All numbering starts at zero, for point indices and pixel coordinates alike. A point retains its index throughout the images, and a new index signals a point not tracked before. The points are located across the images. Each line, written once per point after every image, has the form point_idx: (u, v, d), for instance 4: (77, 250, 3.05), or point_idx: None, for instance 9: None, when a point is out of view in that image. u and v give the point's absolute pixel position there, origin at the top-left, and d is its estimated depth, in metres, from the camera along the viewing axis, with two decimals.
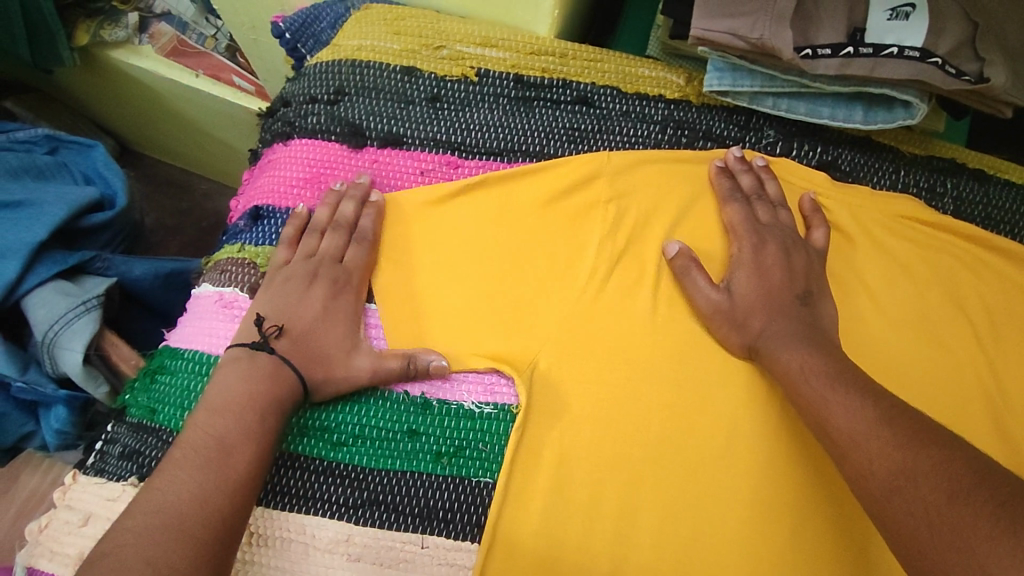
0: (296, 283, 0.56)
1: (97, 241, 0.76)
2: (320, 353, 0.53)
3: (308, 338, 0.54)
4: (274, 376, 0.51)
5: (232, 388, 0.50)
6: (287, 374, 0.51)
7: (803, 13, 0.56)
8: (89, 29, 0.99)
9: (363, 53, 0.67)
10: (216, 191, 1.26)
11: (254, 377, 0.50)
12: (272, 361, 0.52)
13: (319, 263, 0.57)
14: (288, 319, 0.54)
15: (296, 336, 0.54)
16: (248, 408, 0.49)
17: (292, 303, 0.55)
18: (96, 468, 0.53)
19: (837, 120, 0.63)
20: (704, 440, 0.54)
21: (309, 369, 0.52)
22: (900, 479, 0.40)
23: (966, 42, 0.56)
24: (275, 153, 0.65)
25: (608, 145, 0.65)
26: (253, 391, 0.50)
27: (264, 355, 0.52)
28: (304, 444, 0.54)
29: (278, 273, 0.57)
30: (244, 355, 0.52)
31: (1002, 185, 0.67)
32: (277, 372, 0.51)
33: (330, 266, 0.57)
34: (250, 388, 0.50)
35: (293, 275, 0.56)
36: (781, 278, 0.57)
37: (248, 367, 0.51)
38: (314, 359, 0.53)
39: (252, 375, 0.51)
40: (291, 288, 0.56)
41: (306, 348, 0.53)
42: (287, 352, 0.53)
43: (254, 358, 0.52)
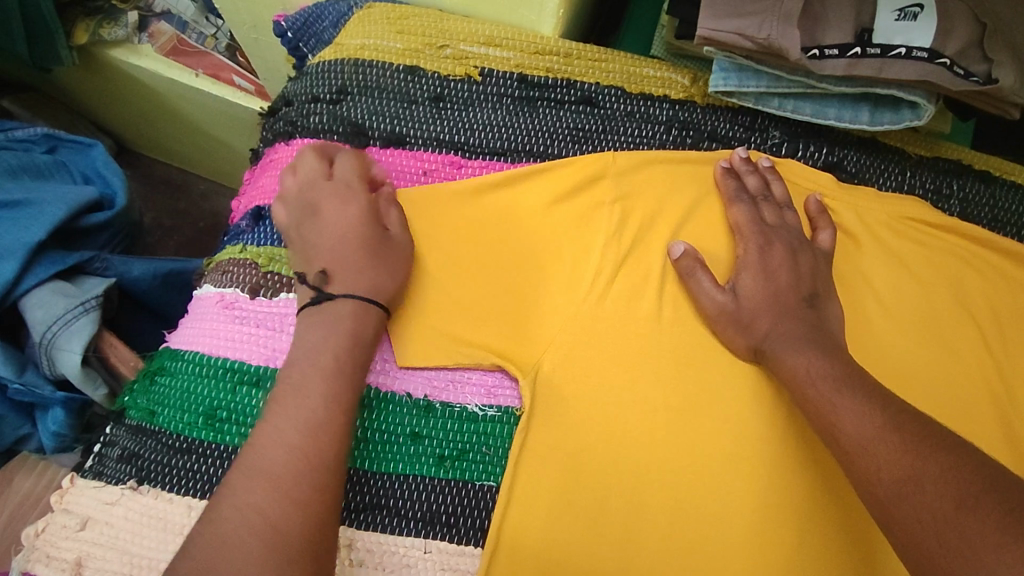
0: (303, 223, 0.55)
1: (96, 241, 0.75)
2: (358, 265, 0.53)
3: (345, 259, 0.53)
4: (335, 317, 0.50)
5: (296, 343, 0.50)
6: (351, 303, 0.51)
7: (810, 14, 0.56)
8: (88, 28, 0.98)
9: (366, 51, 0.66)
10: (214, 191, 1.25)
11: (310, 330, 0.50)
12: (332, 306, 0.51)
13: (313, 187, 0.56)
14: (326, 255, 0.53)
15: (336, 264, 0.53)
16: (322, 350, 0.49)
17: (320, 236, 0.54)
18: (95, 471, 0.52)
19: (843, 121, 0.63)
20: (710, 443, 0.53)
21: (370, 286, 0.52)
22: (908, 485, 0.40)
23: (974, 42, 0.56)
24: (277, 153, 0.64)
25: (613, 146, 0.64)
26: (317, 342, 0.49)
27: (326, 301, 0.51)
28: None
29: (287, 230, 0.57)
30: (309, 314, 0.51)
31: (1008, 187, 0.67)
32: (340, 309, 0.51)
33: (319, 185, 0.56)
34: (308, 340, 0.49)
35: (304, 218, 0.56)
36: (788, 280, 0.56)
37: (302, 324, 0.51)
38: (361, 277, 0.52)
39: (315, 325, 0.50)
40: (306, 230, 0.55)
41: (352, 267, 0.52)
42: (343, 286, 0.52)
43: (314, 311, 0.51)
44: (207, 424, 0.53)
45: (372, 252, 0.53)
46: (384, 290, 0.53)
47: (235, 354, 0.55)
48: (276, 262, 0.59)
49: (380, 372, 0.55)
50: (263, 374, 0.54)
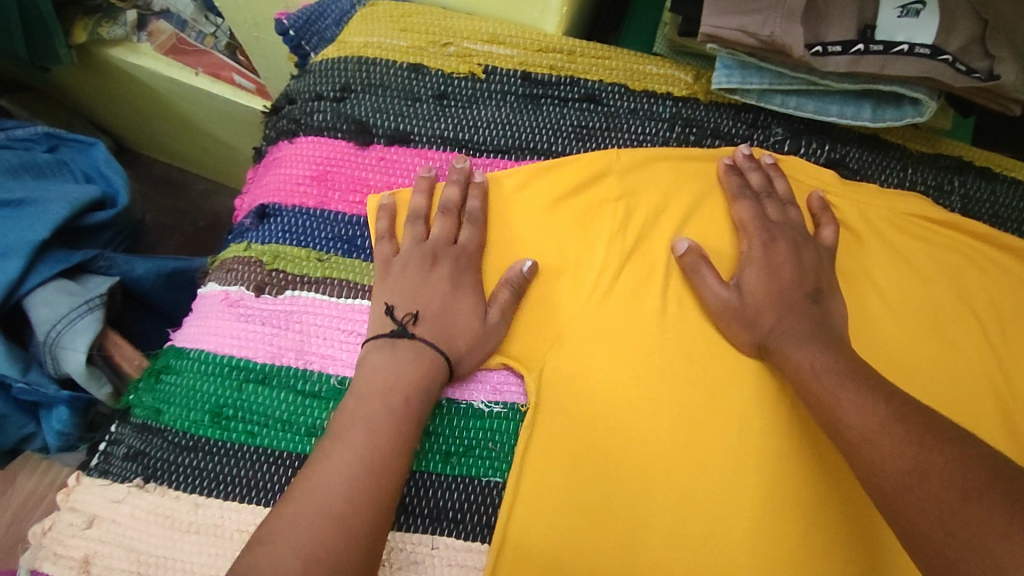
0: (416, 269, 0.56)
1: (99, 240, 0.75)
2: (449, 322, 0.54)
3: (439, 311, 0.54)
4: (417, 362, 0.51)
5: (380, 377, 0.50)
6: (431, 357, 0.52)
7: (813, 10, 0.56)
8: (87, 27, 0.98)
9: (370, 49, 0.66)
10: (214, 190, 1.25)
11: (402, 365, 0.51)
12: (414, 346, 0.52)
13: (433, 246, 0.57)
14: (415, 300, 0.54)
15: (428, 314, 0.54)
16: (396, 393, 0.49)
17: (422, 290, 0.55)
18: (101, 469, 0.52)
19: (845, 118, 0.63)
20: (716, 438, 0.53)
21: (448, 341, 0.53)
22: (913, 476, 0.40)
23: (975, 39, 0.56)
24: (281, 151, 0.64)
25: (617, 143, 0.64)
26: (400, 382, 0.50)
27: (409, 342, 0.52)
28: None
29: (391, 265, 0.57)
30: (390, 347, 0.52)
31: (1009, 183, 0.67)
32: (420, 356, 0.52)
33: (446, 248, 0.57)
34: (398, 376, 0.50)
35: (405, 265, 0.56)
36: (792, 276, 0.56)
37: (393, 356, 0.51)
38: (448, 332, 0.53)
39: (401, 365, 0.51)
40: (412, 276, 0.56)
41: (441, 319, 0.54)
42: (427, 333, 0.53)
43: (398, 346, 0.52)
44: (213, 421, 0.53)
45: (467, 322, 0.54)
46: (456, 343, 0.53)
47: (241, 352, 0.55)
48: (281, 260, 0.58)
49: None
50: (269, 370, 0.54)
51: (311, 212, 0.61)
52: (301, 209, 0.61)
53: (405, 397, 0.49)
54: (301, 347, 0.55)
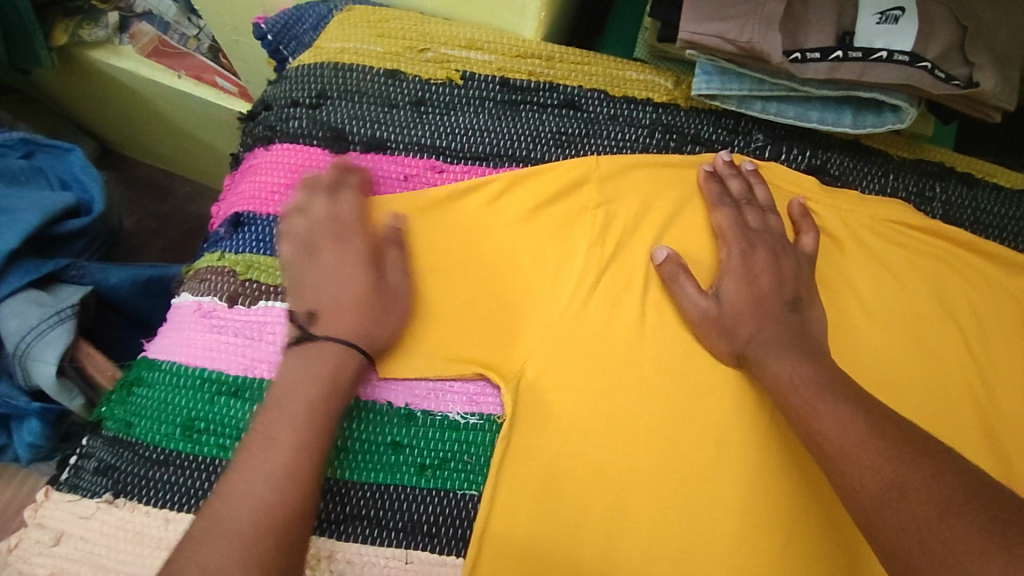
0: (321, 268, 0.54)
1: (74, 248, 0.74)
2: (356, 313, 0.52)
3: (336, 302, 0.52)
4: (316, 357, 0.50)
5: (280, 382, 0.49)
6: (333, 350, 0.50)
7: (792, 16, 0.56)
8: (68, 29, 0.97)
9: (346, 55, 0.66)
10: (199, 193, 1.24)
11: (301, 367, 0.50)
12: (317, 348, 0.50)
13: (342, 230, 0.55)
14: (318, 297, 0.53)
15: (326, 307, 0.52)
16: (297, 397, 0.48)
17: (327, 280, 0.53)
18: (70, 484, 0.52)
19: (825, 124, 0.62)
20: (693, 450, 0.53)
21: (354, 332, 0.52)
22: (890, 492, 0.40)
23: (954, 46, 0.56)
24: (256, 158, 0.63)
25: (596, 150, 0.64)
26: (303, 382, 0.49)
27: (310, 343, 0.51)
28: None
29: (292, 273, 0.54)
30: (296, 354, 0.51)
31: (990, 189, 0.67)
32: (324, 350, 0.50)
33: (349, 232, 0.55)
34: (298, 377, 0.49)
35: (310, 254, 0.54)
36: (770, 285, 0.56)
37: (290, 360, 0.51)
38: (350, 322, 0.52)
39: (302, 365, 0.50)
40: (313, 269, 0.54)
41: (344, 311, 0.52)
42: (329, 327, 0.51)
43: (300, 350, 0.51)
44: (184, 435, 0.52)
45: (372, 302, 0.53)
46: (368, 337, 0.52)
47: (213, 364, 0.54)
48: (255, 270, 0.58)
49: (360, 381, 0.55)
50: (242, 383, 0.53)
51: None
52: (275, 218, 0.60)
53: (310, 397, 0.48)
54: (273, 359, 0.54)
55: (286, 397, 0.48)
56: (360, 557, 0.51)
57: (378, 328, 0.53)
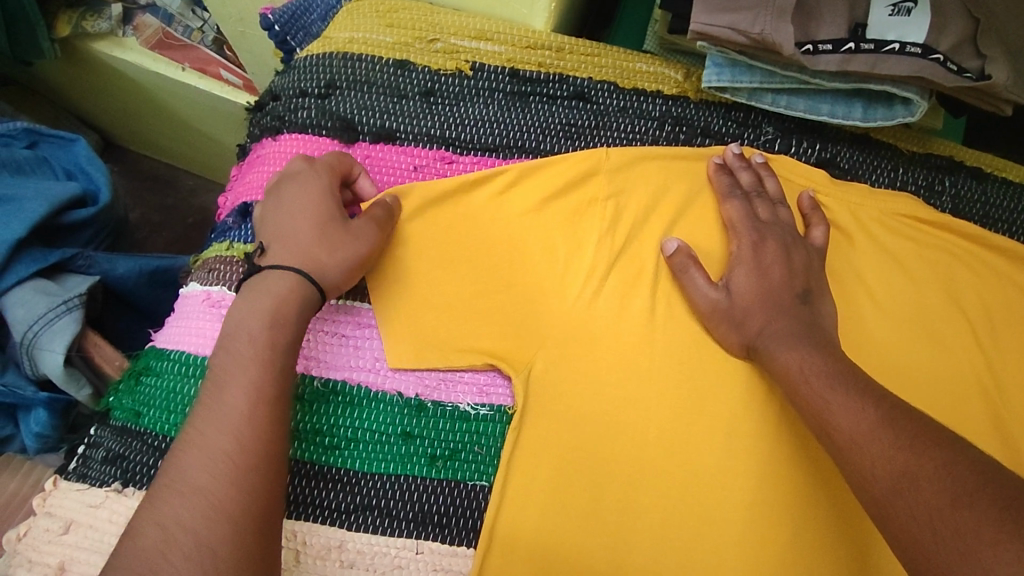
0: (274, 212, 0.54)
1: (81, 239, 0.74)
2: (302, 244, 0.52)
3: (284, 239, 0.52)
4: (258, 290, 0.50)
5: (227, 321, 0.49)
6: (275, 281, 0.50)
7: (804, 8, 0.55)
8: (71, 20, 0.97)
9: (355, 45, 0.65)
10: (203, 187, 1.23)
11: (247, 301, 0.49)
12: (262, 280, 0.50)
13: (306, 175, 0.55)
14: (270, 233, 0.53)
15: (277, 242, 0.52)
16: (239, 336, 0.48)
17: (282, 217, 0.53)
18: (78, 473, 0.51)
19: (836, 117, 0.62)
20: (702, 440, 0.53)
21: (300, 260, 0.51)
22: (903, 481, 0.39)
23: (967, 38, 0.56)
24: (264, 149, 0.63)
25: (606, 141, 0.64)
26: (246, 320, 0.48)
27: (257, 276, 0.51)
28: (300, 448, 0.53)
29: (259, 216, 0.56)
30: (246, 289, 0.51)
31: (1000, 183, 0.67)
32: (267, 282, 0.50)
33: (303, 176, 0.55)
34: (242, 314, 0.49)
35: (272, 198, 0.55)
36: (781, 277, 0.56)
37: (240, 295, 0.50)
38: (296, 250, 0.51)
39: (248, 299, 0.49)
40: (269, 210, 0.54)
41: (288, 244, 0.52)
42: (275, 261, 0.51)
43: (246, 286, 0.51)
44: None
45: (322, 231, 0.52)
46: (319, 267, 0.51)
47: None
48: None
49: (368, 371, 0.55)
50: None
51: None
52: None
53: (251, 330, 0.48)
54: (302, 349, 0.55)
55: (229, 335, 0.48)
56: (368, 548, 0.51)
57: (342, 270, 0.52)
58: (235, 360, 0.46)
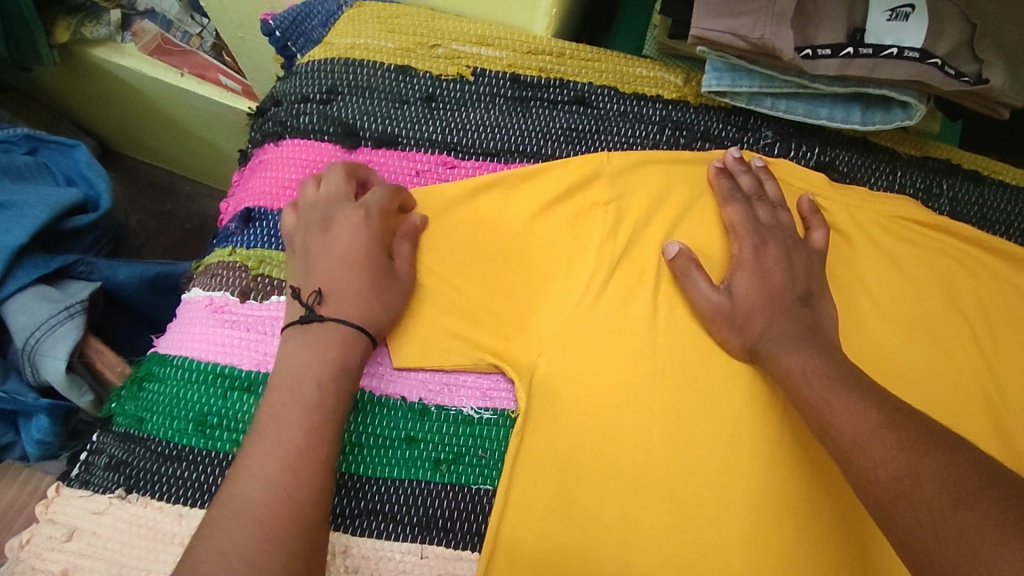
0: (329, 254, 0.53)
1: (82, 245, 0.74)
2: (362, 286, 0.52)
3: (342, 281, 0.51)
4: (327, 341, 0.49)
5: (291, 362, 0.49)
6: (339, 331, 0.50)
7: (803, 13, 0.56)
8: (69, 26, 0.96)
9: (357, 51, 0.65)
10: (201, 192, 1.23)
11: (315, 347, 0.49)
12: (324, 331, 0.50)
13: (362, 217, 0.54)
14: (324, 276, 0.52)
15: (332, 287, 0.51)
16: (307, 379, 0.47)
17: (333, 261, 0.52)
18: (81, 480, 0.51)
19: (835, 121, 0.63)
20: (705, 443, 0.53)
21: (357, 309, 0.51)
22: (905, 483, 0.39)
23: (964, 43, 0.57)
24: (267, 154, 0.63)
25: (606, 146, 0.64)
26: (313, 363, 0.48)
27: (318, 324, 0.50)
28: (348, 461, 0.53)
29: (306, 249, 0.54)
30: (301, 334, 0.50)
31: (996, 186, 0.67)
32: (330, 332, 0.50)
33: (353, 214, 0.54)
34: (310, 359, 0.48)
35: (321, 235, 0.53)
36: (782, 279, 0.56)
37: (302, 337, 0.50)
38: (353, 300, 0.51)
39: (313, 347, 0.49)
40: (318, 244, 0.53)
41: (345, 288, 0.51)
42: (334, 309, 0.51)
43: (307, 331, 0.50)
44: (197, 430, 0.52)
45: (374, 280, 0.52)
46: (373, 317, 0.52)
47: (227, 359, 0.54)
48: (266, 265, 0.58)
49: (373, 376, 0.55)
50: (253, 378, 0.53)
51: None
52: None
53: (320, 378, 0.48)
54: None
55: (295, 381, 0.47)
56: (370, 554, 0.50)
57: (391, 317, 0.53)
58: (296, 401, 0.46)
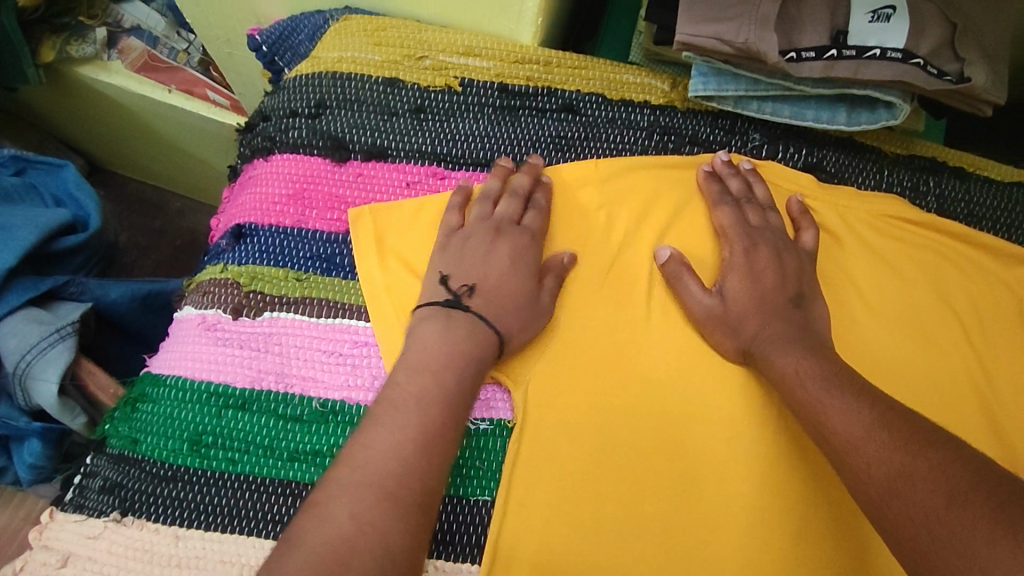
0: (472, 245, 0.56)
1: (71, 265, 0.73)
2: (506, 277, 0.55)
3: (496, 285, 0.54)
4: (472, 334, 0.51)
5: (433, 345, 0.50)
6: (485, 331, 0.52)
7: (785, 17, 0.57)
8: (55, 45, 0.96)
9: (344, 64, 0.65)
10: (192, 208, 1.23)
11: (456, 335, 0.51)
12: (467, 321, 0.52)
13: (526, 242, 0.57)
14: (477, 274, 0.54)
15: (486, 288, 0.54)
16: (449, 368, 0.49)
17: (493, 263, 0.55)
18: (76, 504, 0.51)
19: (821, 122, 0.63)
20: (701, 446, 0.53)
21: (495, 312, 0.53)
22: (898, 482, 0.40)
23: (945, 42, 0.57)
24: (256, 170, 0.63)
25: (595, 153, 0.64)
26: (454, 351, 0.50)
27: (464, 314, 0.52)
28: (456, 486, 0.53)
29: (451, 241, 0.57)
30: (440, 319, 0.52)
31: (982, 182, 0.68)
32: (476, 328, 0.51)
33: (510, 227, 0.57)
34: (454, 347, 0.50)
35: (478, 245, 0.56)
36: (774, 281, 0.56)
37: (447, 324, 0.51)
38: (505, 305, 0.53)
39: (454, 336, 0.51)
40: (479, 252, 0.55)
41: (500, 292, 0.54)
42: (479, 305, 0.53)
43: (452, 317, 0.52)
44: (192, 450, 0.52)
45: (529, 302, 0.54)
46: (500, 315, 0.53)
47: (219, 377, 0.54)
48: (258, 281, 0.57)
49: (366, 390, 0.53)
50: (247, 396, 0.53)
51: (286, 230, 0.59)
52: (276, 228, 0.59)
53: (460, 371, 0.49)
54: (280, 370, 0.54)
55: (438, 366, 0.49)
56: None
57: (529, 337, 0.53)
58: (439, 391, 0.47)
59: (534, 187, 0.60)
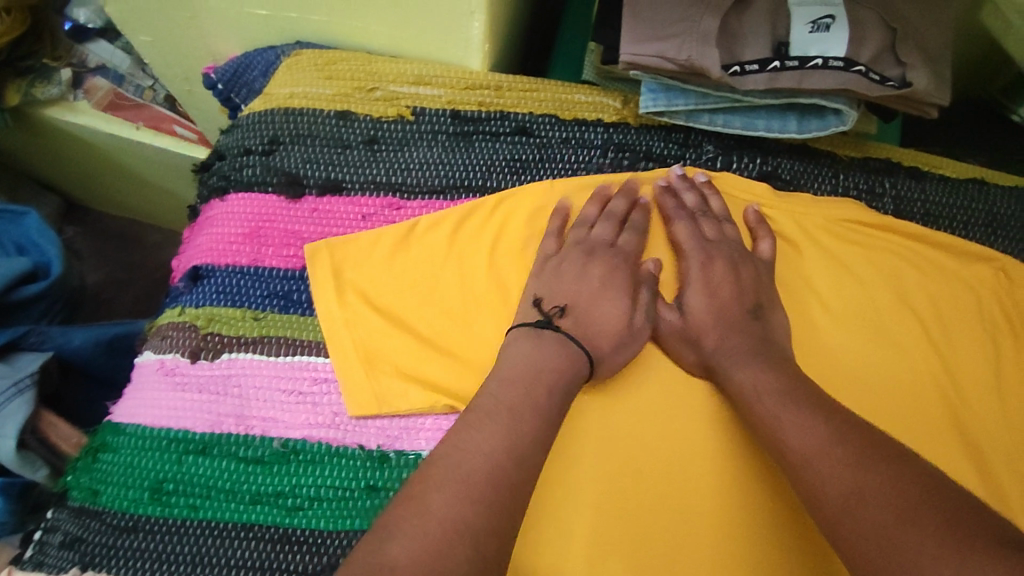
0: (572, 264, 0.56)
1: (32, 313, 0.74)
2: (590, 293, 0.55)
3: (588, 308, 0.54)
4: (565, 354, 0.50)
5: (525, 365, 0.49)
6: (576, 351, 0.51)
7: (727, 32, 0.57)
8: (19, 88, 0.94)
9: (296, 100, 0.66)
10: (168, 241, 1.23)
11: (547, 353, 0.50)
12: (558, 338, 0.51)
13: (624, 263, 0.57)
14: (568, 296, 0.54)
15: (576, 311, 0.54)
16: (539, 385, 0.48)
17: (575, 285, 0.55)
18: (35, 561, 0.50)
19: (772, 131, 0.64)
20: (666, 463, 0.53)
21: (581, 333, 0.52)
22: (850, 500, 0.40)
23: (886, 48, 0.58)
24: (213, 210, 0.63)
25: (550, 174, 0.65)
26: (545, 369, 0.49)
27: (555, 334, 0.52)
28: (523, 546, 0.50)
29: (548, 265, 0.57)
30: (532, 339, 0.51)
31: (937, 180, 0.69)
32: (566, 347, 0.51)
33: (607, 248, 0.58)
34: (542, 365, 0.49)
35: (570, 267, 0.56)
36: (731, 294, 0.57)
37: (539, 345, 0.51)
38: (595, 327, 0.53)
39: (547, 354, 0.50)
40: (572, 273, 0.56)
41: (589, 313, 0.54)
42: (568, 325, 0.53)
43: (543, 337, 0.51)
44: (153, 498, 0.51)
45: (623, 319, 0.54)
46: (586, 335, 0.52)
47: (179, 423, 0.53)
48: (216, 323, 0.57)
49: (328, 427, 0.53)
50: (208, 440, 0.53)
51: (244, 270, 0.59)
52: (234, 268, 0.59)
53: (550, 386, 0.48)
54: (240, 412, 0.54)
55: (528, 382, 0.48)
56: None
57: (618, 350, 0.53)
58: (534, 410, 0.46)
59: (631, 209, 0.61)
